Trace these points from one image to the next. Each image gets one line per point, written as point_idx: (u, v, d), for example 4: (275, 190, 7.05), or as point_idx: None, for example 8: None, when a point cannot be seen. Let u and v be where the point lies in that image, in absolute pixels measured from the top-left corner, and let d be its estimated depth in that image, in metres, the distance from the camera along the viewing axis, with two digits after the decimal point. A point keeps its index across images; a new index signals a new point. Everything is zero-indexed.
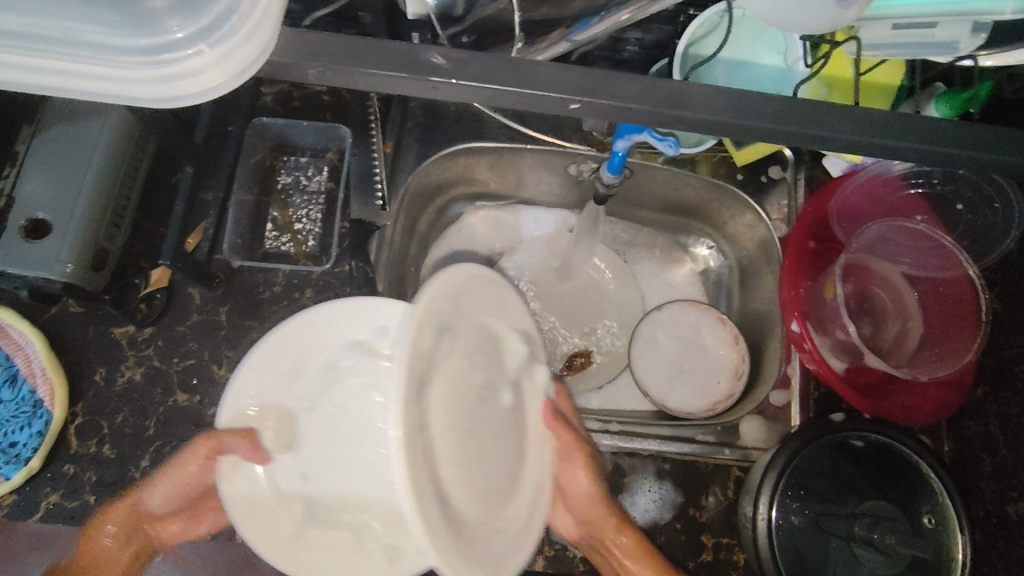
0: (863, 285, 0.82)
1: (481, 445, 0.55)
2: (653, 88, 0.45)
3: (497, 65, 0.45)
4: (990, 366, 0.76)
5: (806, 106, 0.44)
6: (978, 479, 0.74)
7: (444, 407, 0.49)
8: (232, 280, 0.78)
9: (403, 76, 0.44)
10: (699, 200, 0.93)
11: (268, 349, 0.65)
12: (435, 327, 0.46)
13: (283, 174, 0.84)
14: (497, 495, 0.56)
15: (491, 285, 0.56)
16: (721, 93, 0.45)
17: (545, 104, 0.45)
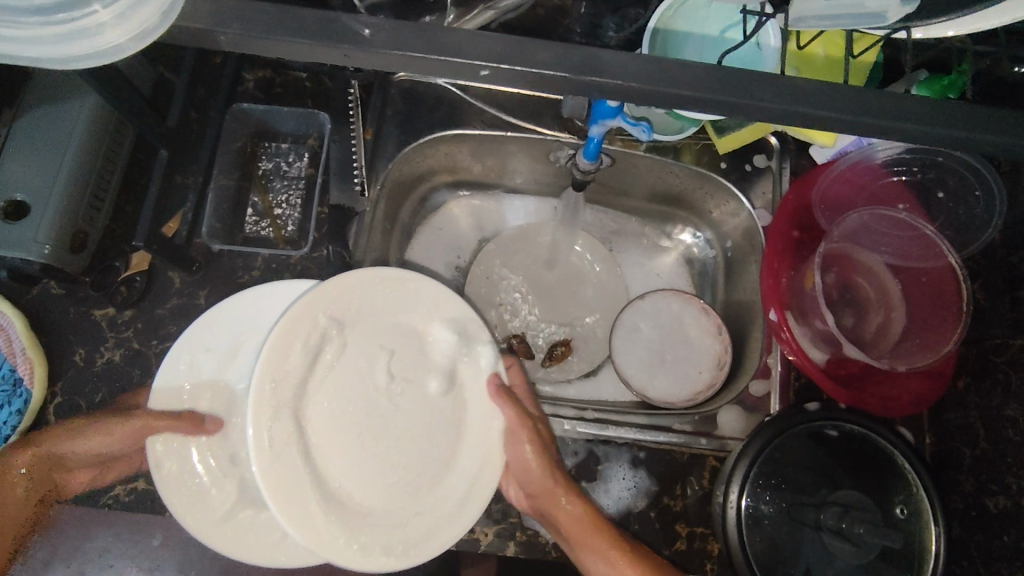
0: (845, 274, 0.81)
1: (397, 435, 0.63)
2: (572, 54, 0.43)
3: (409, 32, 0.43)
4: (971, 356, 0.74)
5: (753, 76, 0.44)
6: (957, 473, 0.73)
7: (331, 405, 0.60)
8: (212, 264, 0.78)
9: (314, 42, 0.42)
10: (683, 189, 0.93)
11: (200, 331, 0.69)
12: (303, 347, 0.58)
13: (264, 160, 0.85)
14: (419, 480, 0.63)
15: (390, 277, 0.63)
16: (648, 61, 0.44)
17: (459, 70, 0.43)
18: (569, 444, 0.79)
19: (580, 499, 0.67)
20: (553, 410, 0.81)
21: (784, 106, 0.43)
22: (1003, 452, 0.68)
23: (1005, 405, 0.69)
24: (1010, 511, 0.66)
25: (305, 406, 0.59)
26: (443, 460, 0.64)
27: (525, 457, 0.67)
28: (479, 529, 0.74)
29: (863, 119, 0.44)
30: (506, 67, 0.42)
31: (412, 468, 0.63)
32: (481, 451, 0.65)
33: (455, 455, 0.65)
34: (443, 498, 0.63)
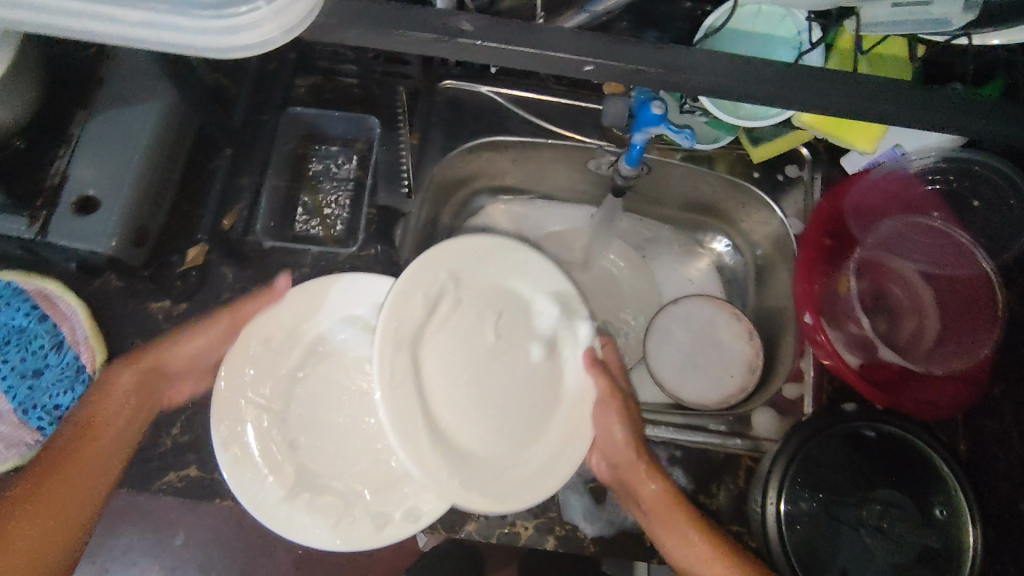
0: (878, 282, 0.83)
1: (496, 386, 0.73)
2: (658, 54, 0.50)
3: (510, 31, 0.49)
4: (1005, 362, 0.75)
5: (802, 74, 0.49)
6: (992, 477, 0.74)
7: (440, 353, 0.70)
8: (263, 261, 0.81)
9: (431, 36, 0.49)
10: (715, 198, 0.95)
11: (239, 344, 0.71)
12: (430, 293, 0.69)
13: (314, 162, 0.87)
14: (515, 426, 0.72)
15: (509, 250, 0.74)
16: (724, 60, 0.50)
17: (556, 64, 0.50)
18: None
19: (658, 475, 0.74)
20: None
21: None
22: None
23: None
24: None
25: (418, 347, 0.68)
26: (540, 411, 0.73)
27: (613, 422, 0.76)
28: (519, 523, 0.75)
29: None
30: (608, 62, 0.49)
31: (510, 414, 0.72)
32: (575, 411, 0.74)
33: (551, 411, 0.73)
34: (538, 445, 0.72)
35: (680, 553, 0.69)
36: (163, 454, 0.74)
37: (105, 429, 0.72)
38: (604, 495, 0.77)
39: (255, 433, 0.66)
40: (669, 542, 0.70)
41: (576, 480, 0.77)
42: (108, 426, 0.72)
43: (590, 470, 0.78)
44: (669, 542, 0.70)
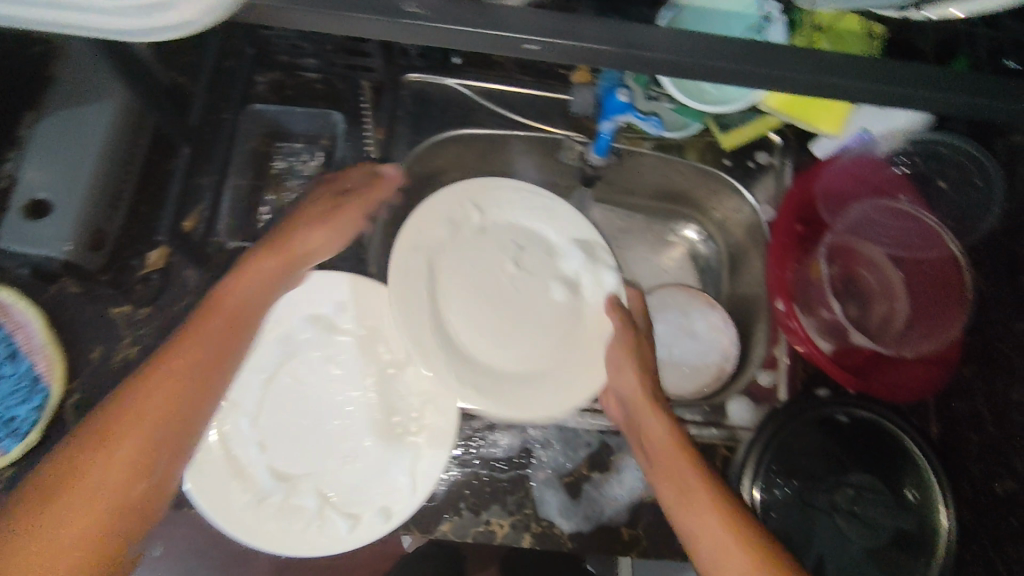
0: (849, 267, 0.83)
1: (516, 319, 0.76)
2: (615, 32, 0.48)
3: (457, 10, 0.47)
4: (975, 343, 0.75)
5: (762, 50, 0.49)
6: (965, 459, 0.74)
7: (463, 278, 0.75)
8: (228, 262, 0.79)
9: (370, 16, 0.46)
10: (687, 186, 0.95)
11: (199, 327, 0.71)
12: (451, 222, 0.75)
13: (277, 160, 0.84)
14: (529, 354, 0.74)
15: (534, 196, 0.78)
16: (682, 35, 0.49)
17: (506, 45, 0.48)
18: (582, 435, 0.79)
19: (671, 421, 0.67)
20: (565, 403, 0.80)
21: None
22: (1011, 437, 0.69)
23: (1011, 389, 0.70)
24: (1018, 494, 0.67)
25: (438, 270, 0.73)
26: (559, 343, 0.75)
27: (625, 363, 0.71)
28: (495, 521, 0.74)
29: None
30: (561, 43, 0.47)
31: (528, 339, 0.75)
32: (590, 344, 0.75)
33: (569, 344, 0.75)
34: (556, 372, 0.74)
35: (676, 508, 0.62)
36: None
37: (242, 317, 0.61)
38: (580, 489, 0.76)
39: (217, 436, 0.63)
40: (668, 495, 0.63)
41: (551, 476, 0.77)
42: (240, 310, 0.62)
43: (565, 465, 0.77)
44: (667, 492, 0.63)
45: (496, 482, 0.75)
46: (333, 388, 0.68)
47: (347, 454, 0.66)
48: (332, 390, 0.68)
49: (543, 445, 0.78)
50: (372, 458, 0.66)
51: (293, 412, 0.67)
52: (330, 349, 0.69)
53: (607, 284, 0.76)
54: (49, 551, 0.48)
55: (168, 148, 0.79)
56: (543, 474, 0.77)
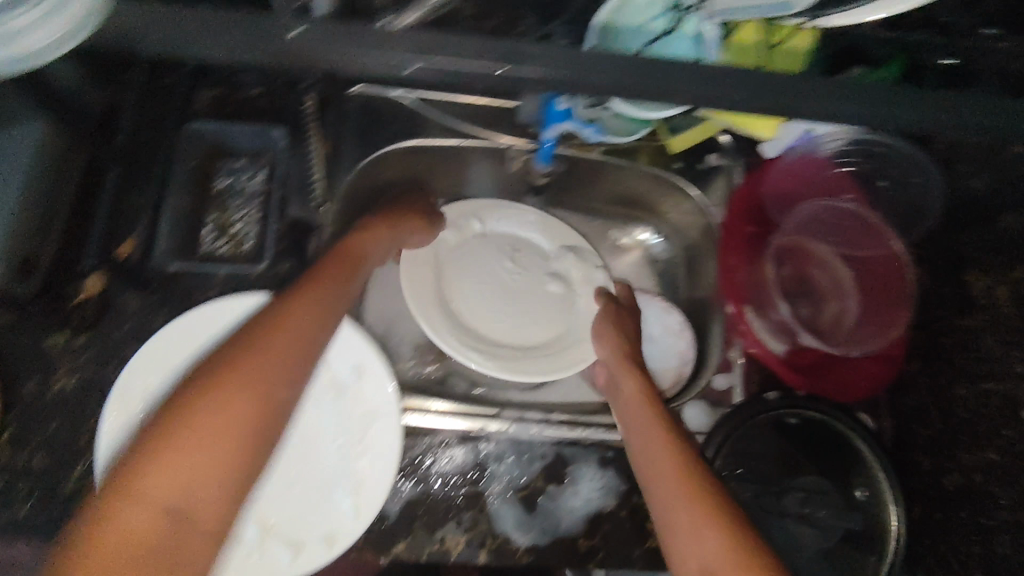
0: (801, 266, 0.83)
1: (514, 308, 0.89)
2: (497, 45, 0.40)
3: (317, 31, 0.39)
4: (920, 339, 0.76)
5: (672, 65, 0.41)
6: (914, 454, 0.75)
7: (468, 272, 0.90)
8: (169, 286, 0.77)
9: (219, 41, 0.38)
10: (641, 191, 0.94)
11: (165, 332, 0.71)
12: (460, 233, 0.91)
13: (220, 178, 0.81)
14: (524, 338, 0.87)
15: (534, 212, 0.93)
16: (570, 50, 0.41)
17: (377, 67, 0.40)
18: (537, 446, 0.79)
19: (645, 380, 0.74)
20: (519, 415, 0.81)
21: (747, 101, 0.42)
22: (956, 430, 0.70)
23: (954, 384, 0.71)
24: (966, 488, 0.68)
25: (446, 270, 0.88)
26: (555, 326, 0.88)
27: (610, 336, 0.82)
28: (449, 539, 0.73)
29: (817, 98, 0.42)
30: (436, 62, 0.39)
31: (525, 323, 0.88)
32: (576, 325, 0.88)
33: (559, 326, 0.88)
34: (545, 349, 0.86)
35: (640, 449, 0.66)
36: (65, 500, 0.69)
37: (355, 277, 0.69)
38: (534, 502, 0.76)
39: None
40: (635, 442, 0.68)
41: (506, 490, 0.76)
42: (361, 257, 0.72)
43: (519, 478, 0.77)
44: (643, 465, 0.65)
45: (450, 499, 0.75)
46: None
47: (288, 482, 0.62)
48: None
49: (497, 458, 0.78)
50: (315, 483, 0.61)
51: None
52: None
53: (595, 280, 0.90)
54: (199, 506, 0.48)
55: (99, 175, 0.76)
56: (497, 489, 0.76)
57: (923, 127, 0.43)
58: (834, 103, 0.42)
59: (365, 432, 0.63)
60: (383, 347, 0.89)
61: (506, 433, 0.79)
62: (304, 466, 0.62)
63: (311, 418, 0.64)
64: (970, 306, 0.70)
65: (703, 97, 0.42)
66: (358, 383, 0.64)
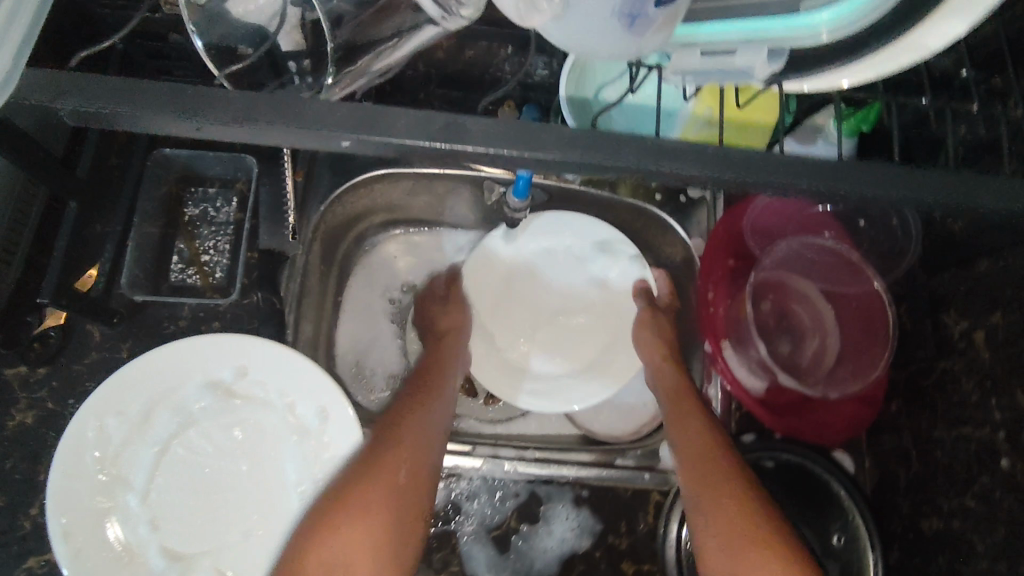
0: (781, 301, 0.82)
1: (559, 330, 0.88)
2: (434, 119, 0.39)
3: (236, 98, 0.38)
4: (901, 379, 0.75)
5: (617, 139, 0.40)
6: (894, 494, 0.74)
7: (508, 303, 0.89)
8: (135, 317, 0.75)
9: (154, 115, 0.37)
10: (623, 222, 0.91)
11: (113, 389, 0.58)
12: (499, 270, 0.89)
13: (190, 207, 0.80)
14: (576, 358, 0.87)
15: (558, 220, 0.87)
16: (512, 125, 0.40)
17: (319, 143, 0.39)
18: (511, 485, 0.77)
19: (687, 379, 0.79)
20: (492, 451, 0.78)
21: (714, 163, 0.40)
22: (936, 472, 0.69)
23: (933, 427, 0.70)
24: (943, 533, 0.67)
25: (484, 315, 0.88)
26: (606, 335, 0.88)
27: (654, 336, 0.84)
28: None
29: (784, 160, 0.41)
30: (370, 139, 0.38)
31: (576, 342, 0.87)
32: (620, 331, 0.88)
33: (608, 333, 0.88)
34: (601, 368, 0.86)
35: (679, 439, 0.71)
36: (21, 539, 0.67)
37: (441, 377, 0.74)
38: (508, 542, 0.75)
39: (102, 514, 0.56)
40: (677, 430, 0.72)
41: (479, 530, 0.75)
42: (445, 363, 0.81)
43: (492, 517, 0.76)
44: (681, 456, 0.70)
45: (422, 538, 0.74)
46: (227, 458, 0.60)
47: (247, 529, 0.58)
48: (226, 466, 0.59)
49: (470, 497, 0.76)
50: (276, 533, 0.58)
51: (186, 487, 0.59)
52: (234, 417, 0.61)
53: (632, 275, 0.88)
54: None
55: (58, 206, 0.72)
56: (469, 528, 0.75)
57: (890, 199, 0.42)
58: (800, 167, 0.41)
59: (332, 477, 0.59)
60: (356, 379, 0.86)
61: (479, 472, 0.77)
62: (265, 513, 0.59)
63: (269, 462, 0.60)
64: (948, 349, 0.69)
65: (660, 169, 0.40)
66: (322, 426, 0.60)
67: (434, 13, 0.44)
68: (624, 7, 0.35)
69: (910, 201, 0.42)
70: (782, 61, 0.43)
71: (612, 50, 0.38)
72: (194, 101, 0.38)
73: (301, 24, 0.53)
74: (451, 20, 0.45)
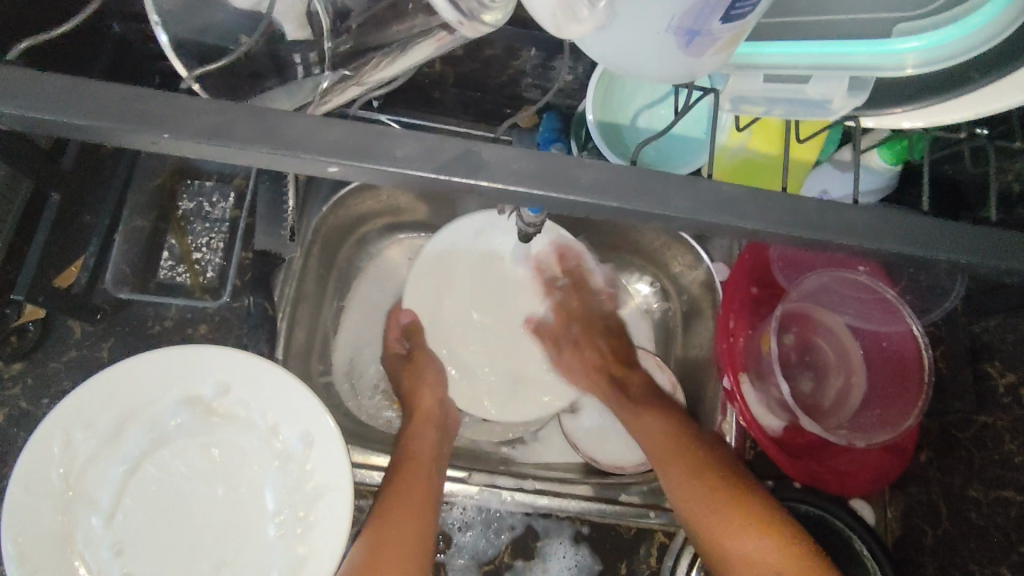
0: (805, 336, 0.77)
1: (504, 340, 0.82)
2: (445, 144, 0.34)
3: (218, 111, 0.33)
4: (933, 430, 0.70)
5: (651, 175, 0.35)
6: (919, 553, 0.69)
7: (459, 320, 0.82)
8: (120, 314, 0.72)
9: (117, 125, 0.33)
10: (644, 241, 0.84)
11: (89, 396, 0.53)
12: (442, 278, 0.81)
13: (184, 201, 0.75)
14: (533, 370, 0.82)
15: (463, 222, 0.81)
16: (536, 155, 0.34)
17: (305, 167, 0.34)
18: (506, 517, 0.72)
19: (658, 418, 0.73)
20: (489, 480, 0.72)
21: (759, 207, 0.35)
22: (967, 536, 0.64)
23: (968, 486, 0.64)
24: None
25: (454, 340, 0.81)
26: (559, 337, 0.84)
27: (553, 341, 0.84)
28: None
29: (838, 207, 0.36)
30: (364, 166, 0.33)
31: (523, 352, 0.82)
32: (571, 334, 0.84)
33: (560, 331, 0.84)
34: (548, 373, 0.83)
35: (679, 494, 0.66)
36: None
37: (426, 461, 0.69)
38: None
39: (61, 535, 0.52)
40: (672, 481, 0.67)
41: (470, 564, 0.71)
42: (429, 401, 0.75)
43: (485, 552, 0.71)
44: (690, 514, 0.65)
45: None
46: (200, 483, 0.55)
47: (218, 560, 0.54)
48: (197, 492, 0.55)
49: (462, 528, 0.72)
50: (251, 564, 0.55)
51: (154, 511, 0.54)
52: (210, 438, 0.56)
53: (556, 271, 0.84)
54: None
55: (41, 199, 0.62)
56: (460, 561, 0.71)
57: (951, 264, 0.36)
58: (857, 217, 0.36)
59: (314, 507, 0.55)
60: (350, 393, 0.81)
61: (472, 501, 0.72)
62: (239, 544, 0.55)
63: (247, 487, 0.56)
64: (990, 404, 0.64)
65: (699, 212, 0.35)
66: (306, 452, 0.56)
67: (452, 15, 0.37)
68: (683, 23, 0.30)
69: (980, 265, 0.36)
70: (865, 92, 0.41)
71: (664, 71, 0.33)
72: (166, 107, 0.33)
73: (304, 13, 0.48)
74: (470, 24, 0.38)
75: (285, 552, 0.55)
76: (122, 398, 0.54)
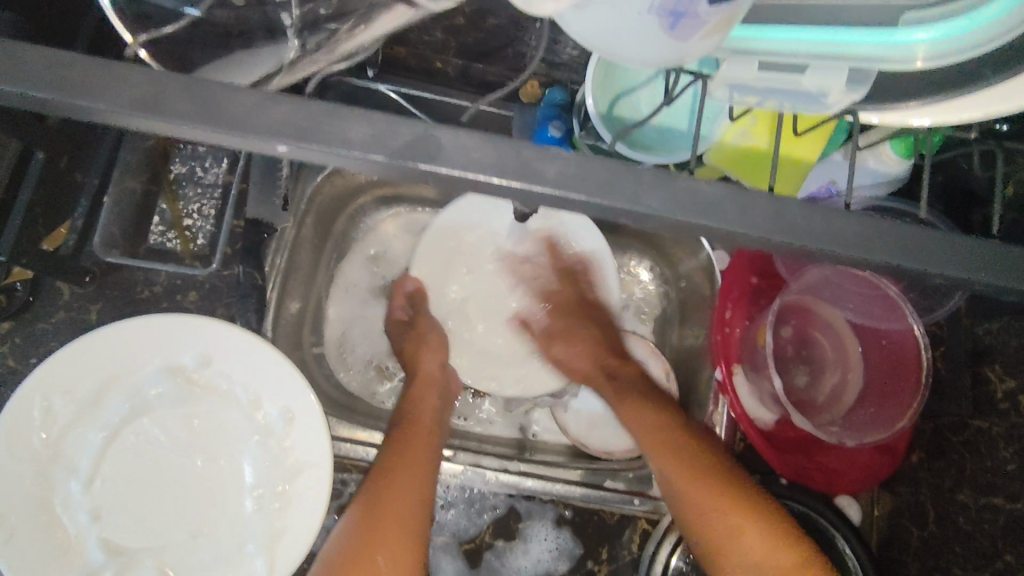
0: (803, 329, 0.75)
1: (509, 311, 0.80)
2: (420, 128, 0.33)
3: (182, 85, 0.32)
4: (927, 431, 0.68)
5: (634, 172, 0.33)
6: (902, 552, 0.69)
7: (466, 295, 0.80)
8: (109, 277, 0.71)
9: (79, 96, 0.31)
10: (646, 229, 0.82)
11: (67, 364, 0.52)
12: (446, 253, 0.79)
13: (177, 163, 0.72)
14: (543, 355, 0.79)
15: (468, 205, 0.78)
16: (504, 145, 0.33)
17: (269, 148, 0.33)
18: (489, 497, 0.72)
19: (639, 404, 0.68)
20: (474, 460, 0.72)
21: (747, 210, 0.33)
22: (951, 540, 0.63)
23: (957, 490, 0.63)
24: None
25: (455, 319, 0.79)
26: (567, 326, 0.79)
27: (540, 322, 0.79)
28: None
29: (830, 213, 0.34)
30: (331, 150, 0.32)
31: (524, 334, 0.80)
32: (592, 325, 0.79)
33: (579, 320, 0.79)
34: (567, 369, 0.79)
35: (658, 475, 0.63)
36: None
37: (423, 437, 0.67)
38: (480, 556, 0.72)
39: (40, 500, 0.53)
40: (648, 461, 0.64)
41: (450, 542, 0.72)
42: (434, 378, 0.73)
43: (466, 530, 0.72)
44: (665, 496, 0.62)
45: None
46: (179, 454, 0.55)
47: (194, 527, 0.55)
48: (176, 462, 0.55)
49: (446, 507, 0.72)
50: (227, 535, 0.56)
51: (132, 479, 0.55)
52: (190, 410, 0.56)
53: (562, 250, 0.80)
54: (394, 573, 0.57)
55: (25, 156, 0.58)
56: (441, 539, 0.71)
57: (945, 278, 0.35)
58: (850, 223, 0.34)
59: (294, 482, 0.55)
60: (339, 367, 0.81)
61: (456, 480, 0.72)
62: (216, 514, 0.56)
63: (225, 459, 0.56)
64: (987, 409, 0.62)
65: (685, 213, 0.33)
66: (286, 428, 0.56)
67: None
68: (666, 4, 0.29)
69: (977, 280, 0.35)
70: (863, 85, 0.39)
71: (649, 54, 0.32)
72: (131, 81, 0.32)
73: None
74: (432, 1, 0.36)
75: (263, 524, 0.55)
76: (99, 366, 0.54)
